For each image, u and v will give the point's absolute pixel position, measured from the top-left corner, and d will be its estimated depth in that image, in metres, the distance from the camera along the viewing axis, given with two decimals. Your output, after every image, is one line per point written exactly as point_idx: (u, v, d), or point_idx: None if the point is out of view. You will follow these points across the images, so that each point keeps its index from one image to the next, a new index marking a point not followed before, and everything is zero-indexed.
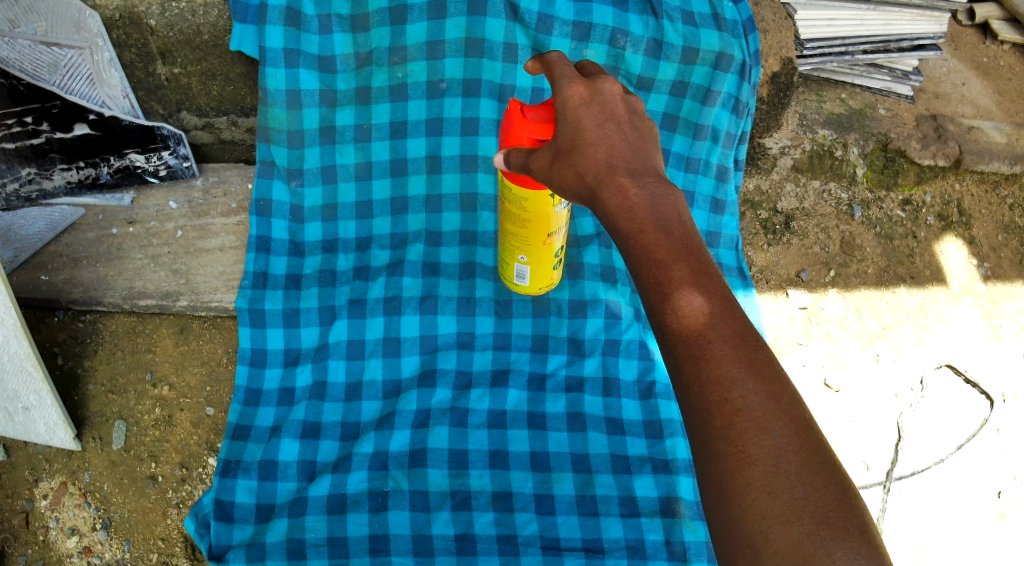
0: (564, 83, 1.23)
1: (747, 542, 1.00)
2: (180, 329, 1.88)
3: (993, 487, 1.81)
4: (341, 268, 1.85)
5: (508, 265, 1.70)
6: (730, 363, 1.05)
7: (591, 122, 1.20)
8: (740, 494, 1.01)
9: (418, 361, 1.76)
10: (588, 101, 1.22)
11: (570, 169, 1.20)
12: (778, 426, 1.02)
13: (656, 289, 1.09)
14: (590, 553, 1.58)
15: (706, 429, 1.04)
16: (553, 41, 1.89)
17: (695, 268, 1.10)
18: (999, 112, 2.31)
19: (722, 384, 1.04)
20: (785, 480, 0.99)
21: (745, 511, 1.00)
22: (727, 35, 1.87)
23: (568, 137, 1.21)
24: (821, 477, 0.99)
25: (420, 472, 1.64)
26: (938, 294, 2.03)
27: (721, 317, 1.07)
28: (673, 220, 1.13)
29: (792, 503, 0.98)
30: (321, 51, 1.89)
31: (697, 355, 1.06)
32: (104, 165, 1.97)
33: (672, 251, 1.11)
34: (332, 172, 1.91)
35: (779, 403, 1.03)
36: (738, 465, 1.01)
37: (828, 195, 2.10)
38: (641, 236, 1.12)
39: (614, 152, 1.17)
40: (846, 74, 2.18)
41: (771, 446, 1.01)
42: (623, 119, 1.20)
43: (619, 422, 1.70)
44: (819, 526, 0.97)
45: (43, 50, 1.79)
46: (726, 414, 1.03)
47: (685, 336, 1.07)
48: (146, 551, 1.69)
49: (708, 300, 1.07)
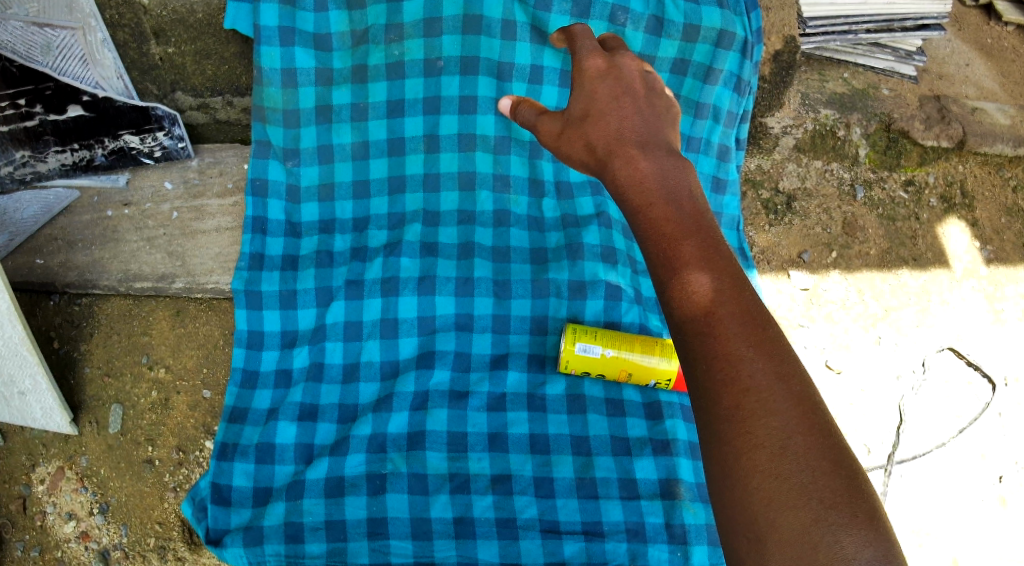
0: (584, 55, 1.29)
1: (749, 527, 0.98)
2: (176, 312, 1.86)
3: (994, 471, 1.85)
4: (338, 249, 1.82)
5: (587, 333, 1.63)
6: (738, 341, 1.03)
7: (607, 93, 1.24)
8: (746, 477, 0.99)
9: (416, 343, 1.73)
10: (604, 73, 1.26)
11: (580, 137, 1.24)
12: (787, 409, 1.00)
13: (665, 265, 1.09)
14: (590, 535, 1.59)
15: (712, 410, 1.03)
16: (552, 18, 1.85)
17: (705, 244, 1.09)
18: (1002, 94, 2.30)
19: (730, 362, 1.02)
20: (792, 463, 0.97)
21: (748, 495, 0.99)
22: (729, 12, 1.86)
23: (582, 106, 1.25)
24: (829, 461, 0.97)
25: (418, 455, 1.63)
26: (940, 277, 2.02)
27: (729, 295, 1.05)
28: (685, 195, 1.13)
29: (800, 487, 0.96)
30: (316, 29, 1.86)
31: (705, 332, 1.04)
32: (98, 147, 1.91)
33: (682, 227, 1.10)
34: (328, 151, 1.87)
35: (788, 382, 1.01)
36: (744, 447, 1.00)
37: (830, 174, 2.06)
38: (651, 209, 1.12)
39: (625, 123, 1.20)
40: (849, 53, 2.13)
41: (778, 428, 0.99)
42: (640, 95, 1.23)
43: (619, 404, 1.69)
44: (828, 511, 0.95)
45: (35, 31, 1.78)
46: (734, 393, 1.01)
47: (694, 315, 1.05)
48: (144, 535, 1.72)
49: (716, 277, 1.06)
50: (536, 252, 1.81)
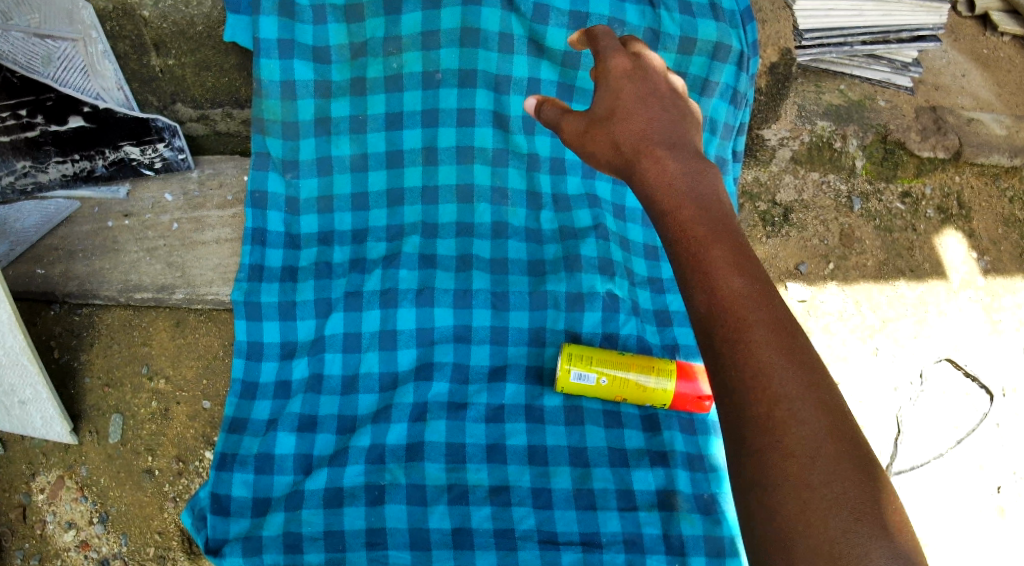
0: (609, 54, 1.28)
1: (778, 539, 0.99)
2: (176, 322, 1.87)
3: (992, 482, 1.85)
4: (337, 260, 1.83)
5: (583, 359, 1.62)
6: (770, 349, 1.03)
7: (632, 93, 1.23)
8: (775, 487, 1.00)
9: (414, 354, 1.74)
10: (630, 73, 1.26)
11: (607, 136, 1.23)
12: (817, 418, 1.01)
13: (695, 268, 1.09)
14: (588, 546, 1.60)
15: (741, 417, 1.03)
16: (549, 31, 1.86)
17: (735, 249, 1.09)
18: (998, 104, 2.31)
19: (759, 368, 1.02)
20: (822, 474, 0.98)
21: (776, 505, 0.99)
22: (725, 25, 1.87)
23: (606, 105, 1.25)
24: (859, 472, 0.98)
25: (417, 465, 1.64)
26: (938, 287, 2.03)
27: (761, 301, 1.06)
28: (712, 199, 1.14)
29: (831, 499, 0.97)
30: (315, 42, 1.87)
31: (735, 338, 1.04)
32: (99, 157, 1.94)
33: (712, 230, 1.11)
34: (328, 164, 1.88)
35: (817, 391, 1.02)
36: (775, 456, 1.00)
37: (827, 186, 2.07)
38: (680, 212, 1.13)
39: (651, 124, 1.21)
40: (846, 65, 2.14)
41: (809, 437, 1.00)
42: (663, 93, 1.24)
43: (617, 415, 1.70)
44: (858, 523, 0.96)
45: (36, 42, 1.78)
46: (765, 401, 1.01)
47: (725, 319, 1.05)
48: (144, 544, 1.72)
49: (747, 283, 1.07)
50: (534, 263, 1.82)
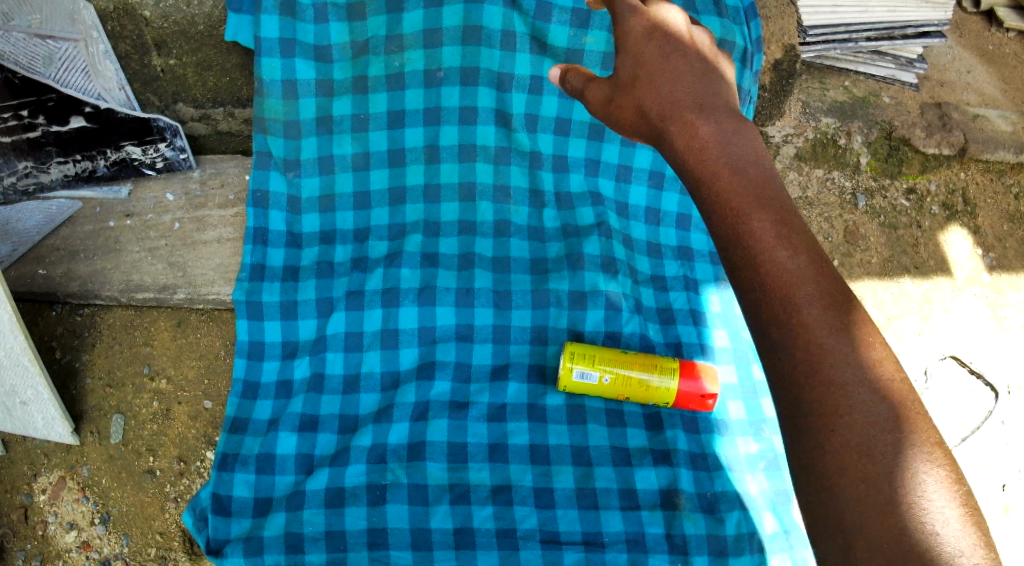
0: (627, 16, 1.24)
1: (838, 534, 1.02)
2: (177, 322, 1.87)
3: (997, 480, 1.84)
4: (338, 259, 1.83)
5: (586, 358, 1.61)
6: (822, 327, 1.04)
7: (655, 55, 1.21)
8: (834, 481, 1.02)
9: (416, 353, 1.73)
10: (650, 33, 1.22)
11: (632, 103, 1.21)
12: (876, 402, 1.02)
13: (737, 243, 1.07)
14: (590, 546, 1.59)
15: (797, 403, 1.05)
16: (552, 28, 1.87)
17: (778, 217, 1.07)
18: (1004, 100, 2.26)
19: (811, 350, 1.04)
20: (882, 467, 1.00)
21: (835, 500, 1.02)
22: (728, 21, 1.86)
23: (629, 71, 1.22)
24: (919, 462, 1.00)
25: (419, 465, 1.63)
26: (942, 284, 2.01)
27: (811, 274, 1.06)
28: (751, 161, 1.11)
29: (889, 493, 0.99)
30: (317, 40, 1.88)
31: (784, 317, 1.05)
32: (101, 158, 1.93)
33: (753, 198, 1.08)
34: (329, 162, 1.88)
35: (870, 371, 1.04)
36: (832, 446, 1.02)
37: (831, 183, 2.06)
38: (718, 180, 1.10)
39: (675, 86, 1.18)
40: (851, 61, 2.11)
41: (866, 423, 1.02)
42: (689, 52, 1.21)
43: (620, 414, 1.69)
44: (920, 517, 0.98)
45: (38, 43, 1.78)
46: (818, 384, 1.04)
47: (773, 297, 1.05)
48: (145, 545, 1.72)
49: (793, 255, 1.06)
50: (535, 262, 1.81)
